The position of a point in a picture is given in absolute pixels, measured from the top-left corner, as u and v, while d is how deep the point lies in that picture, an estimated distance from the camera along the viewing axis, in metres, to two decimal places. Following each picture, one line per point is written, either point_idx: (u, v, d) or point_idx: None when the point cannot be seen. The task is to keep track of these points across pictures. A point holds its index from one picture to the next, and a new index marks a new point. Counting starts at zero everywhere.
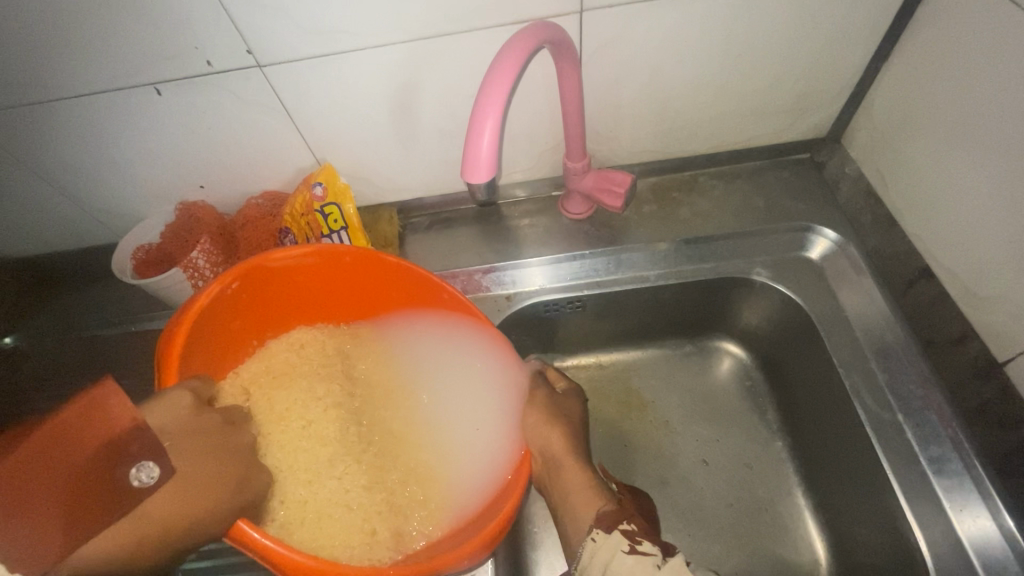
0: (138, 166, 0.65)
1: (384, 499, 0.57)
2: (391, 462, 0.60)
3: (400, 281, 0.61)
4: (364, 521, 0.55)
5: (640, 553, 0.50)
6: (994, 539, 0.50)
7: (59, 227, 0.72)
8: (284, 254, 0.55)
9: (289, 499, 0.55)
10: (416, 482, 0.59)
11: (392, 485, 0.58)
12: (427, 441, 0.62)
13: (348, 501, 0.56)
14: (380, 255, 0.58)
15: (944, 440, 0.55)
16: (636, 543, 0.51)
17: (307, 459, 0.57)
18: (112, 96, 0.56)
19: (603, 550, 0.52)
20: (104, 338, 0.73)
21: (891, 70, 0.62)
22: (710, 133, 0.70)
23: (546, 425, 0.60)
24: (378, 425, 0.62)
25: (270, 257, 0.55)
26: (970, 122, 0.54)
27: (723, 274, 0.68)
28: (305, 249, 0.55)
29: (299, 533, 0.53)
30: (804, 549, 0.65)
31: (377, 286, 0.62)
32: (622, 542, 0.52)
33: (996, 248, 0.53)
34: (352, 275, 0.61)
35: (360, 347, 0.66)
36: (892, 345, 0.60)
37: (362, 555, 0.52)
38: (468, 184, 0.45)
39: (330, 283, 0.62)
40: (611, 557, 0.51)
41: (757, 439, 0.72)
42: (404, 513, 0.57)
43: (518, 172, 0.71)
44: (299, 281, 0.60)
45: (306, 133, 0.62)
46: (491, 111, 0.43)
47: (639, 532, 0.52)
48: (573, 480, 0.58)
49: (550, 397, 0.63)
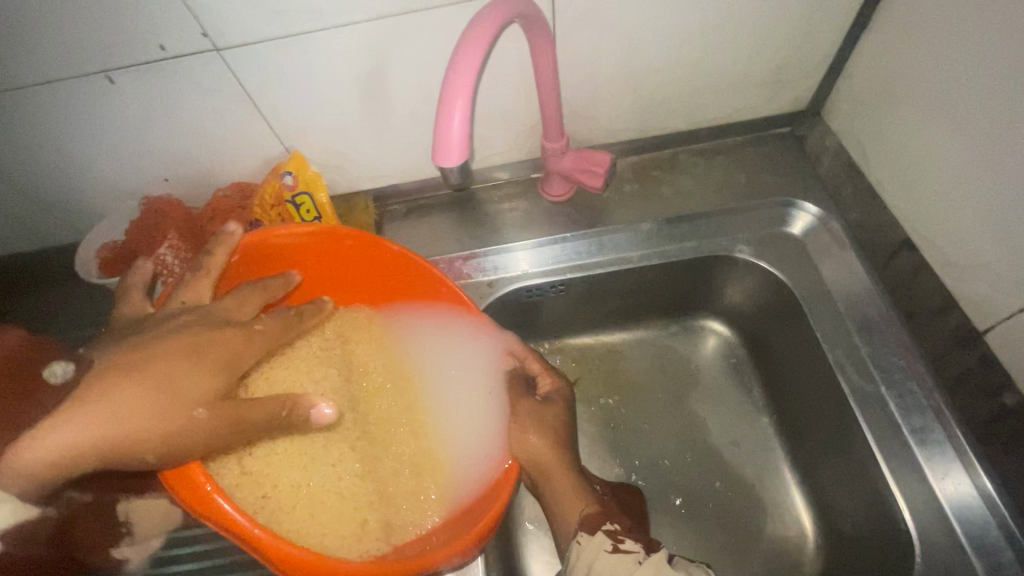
0: (95, 161, 0.62)
1: (377, 488, 0.57)
2: (387, 451, 0.59)
3: (399, 269, 0.60)
4: (357, 511, 0.55)
5: (622, 552, 0.51)
6: (974, 502, 0.51)
7: (16, 227, 0.69)
8: (285, 231, 0.55)
9: (281, 483, 0.55)
10: (408, 473, 0.59)
11: (384, 474, 0.58)
12: (421, 431, 0.61)
13: (341, 489, 0.56)
14: (384, 242, 0.56)
15: (926, 410, 0.55)
16: (619, 543, 0.51)
17: (302, 446, 0.57)
18: (61, 87, 0.53)
19: (587, 551, 0.52)
20: (74, 341, 0.71)
21: (870, 39, 0.61)
22: (690, 109, 0.68)
23: (525, 432, 0.58)
24: (374, 412, 0.61)
25: (275, 233, 0.55)
26: (951, 89, 0.53)
27: (705, 252, 0.67)
28: (309, 227, 0.54)
29: (289, 520, 0.53)
30: (791, 523, 0.65)
31: (376, 270, 0.61)
32: (605, 541, 0.52)
33: (976, 218, 0.53)
34: (347, 259, 0.60)
35: (360, 329, 0.64)
36: (874, 317, 0.60)
37: (350, 546, 0.52)
38: (440, 168, 0.44)
39: (325, 264, 0.60)
40: (595, 557, 0.51)
41: (743, 416, 0.72)
42: (393, 504, 0.56)
43: (496, 155, 0.69)
44: (296, 260, 0.58)
45: (272, 120, 0.59)
46: (461, 90, 0.41)
47: (622, 531, 0.53)
48: (559, 483, 0.57)
49: (536, 404, 0.60)
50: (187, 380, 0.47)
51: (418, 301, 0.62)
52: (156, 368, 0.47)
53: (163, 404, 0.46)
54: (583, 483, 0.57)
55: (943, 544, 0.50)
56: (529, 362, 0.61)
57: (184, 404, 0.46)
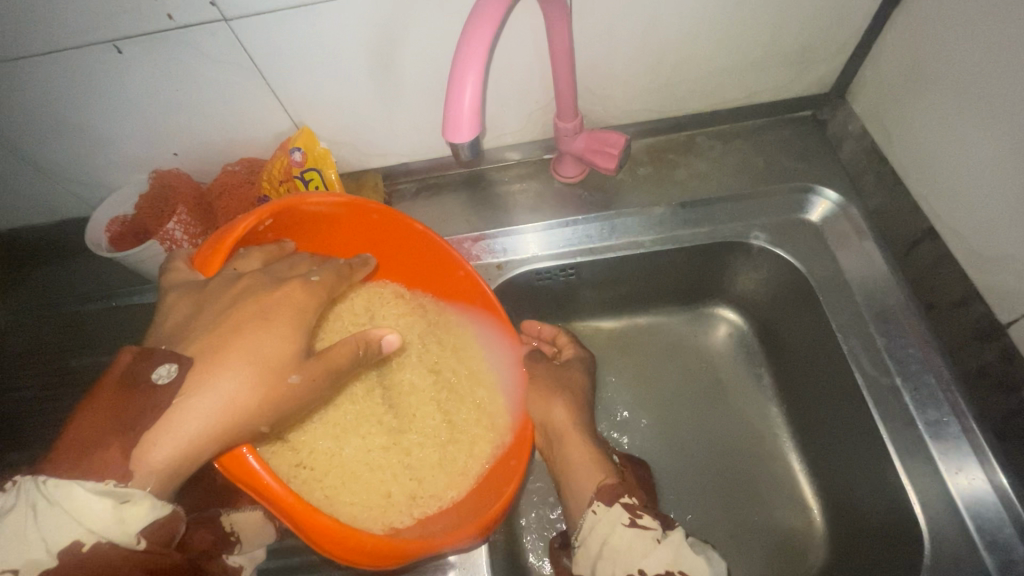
0: (107, 133, 0.61)
1: (400, 461, 0.57)
2: (410, 425, 0.59)
3: (423, 247, 0.59)
4: (383, 483, 0.55)
5: (640, 527, 0.51)
6: (988, 498, 0.50)
7: (31, 199, 0.70)
8: (319, 198, 0.53)
9: (314, 451, 0.54)
10: (432, 446, 0.58)
11: (408, 446, 0.58)
12: (451, 406, 0.61)
13: (371, 460, 0.56)
14: (408, 220, 0.56)
15: (943, 403, 0.54)
16: (637, 518, 0.52)
17: (335, 416, 0.57)
18: (70, 56, 0.52)
19: (603, 523, 0.52)
20: (86, 314, 0.72)
21: (901, 18, 0.58)
22: (709, 89, 0.66)
23: (545, 397, 0.61)
24: (402, 385, 0.61)
25: (305, 200, 0.52)
26: (985, 72, 0.50)
27: (720, 238, 0.66)
28: (338, 197, 0.53)
29: (321, 490, 0.53)
30: (799, 513, 0.65)
31: (401, 244, 0.60)
32: (623, 515, 0.52)
33: (1003, 207, 0.51)
34: (379, 233, 0.60)
35: (384, 304, 0.63)
36: (893, 308, 0.59)
37: (378, 518, 0.52)
38: (451, 144, 0.43)
39: (352, 234, 0.60)
40: (611, 530, 0.52)
41: (753, 405, 0.71)
42: (417, 476, 0.56)
43: (508, 134, 0.68)
44: (323, 227, 0.58)
45: (281, 95, 0.58)
46: (473, 63, 0.40)
47: (640, 507, 0.53)
48: (576, 453, 0.58)
49: (549, 371, 0.65)
50: (273, 349, 0.45)
51: (459, 292, 0.62)
52: (243, 346, 0.44)
53: (260, 380, 0.43)
54: (599, 456, 0.58)
55: (953, 536, 0.49)
56: (558, 338, 0.69)
57: (277, 372, 0.44)
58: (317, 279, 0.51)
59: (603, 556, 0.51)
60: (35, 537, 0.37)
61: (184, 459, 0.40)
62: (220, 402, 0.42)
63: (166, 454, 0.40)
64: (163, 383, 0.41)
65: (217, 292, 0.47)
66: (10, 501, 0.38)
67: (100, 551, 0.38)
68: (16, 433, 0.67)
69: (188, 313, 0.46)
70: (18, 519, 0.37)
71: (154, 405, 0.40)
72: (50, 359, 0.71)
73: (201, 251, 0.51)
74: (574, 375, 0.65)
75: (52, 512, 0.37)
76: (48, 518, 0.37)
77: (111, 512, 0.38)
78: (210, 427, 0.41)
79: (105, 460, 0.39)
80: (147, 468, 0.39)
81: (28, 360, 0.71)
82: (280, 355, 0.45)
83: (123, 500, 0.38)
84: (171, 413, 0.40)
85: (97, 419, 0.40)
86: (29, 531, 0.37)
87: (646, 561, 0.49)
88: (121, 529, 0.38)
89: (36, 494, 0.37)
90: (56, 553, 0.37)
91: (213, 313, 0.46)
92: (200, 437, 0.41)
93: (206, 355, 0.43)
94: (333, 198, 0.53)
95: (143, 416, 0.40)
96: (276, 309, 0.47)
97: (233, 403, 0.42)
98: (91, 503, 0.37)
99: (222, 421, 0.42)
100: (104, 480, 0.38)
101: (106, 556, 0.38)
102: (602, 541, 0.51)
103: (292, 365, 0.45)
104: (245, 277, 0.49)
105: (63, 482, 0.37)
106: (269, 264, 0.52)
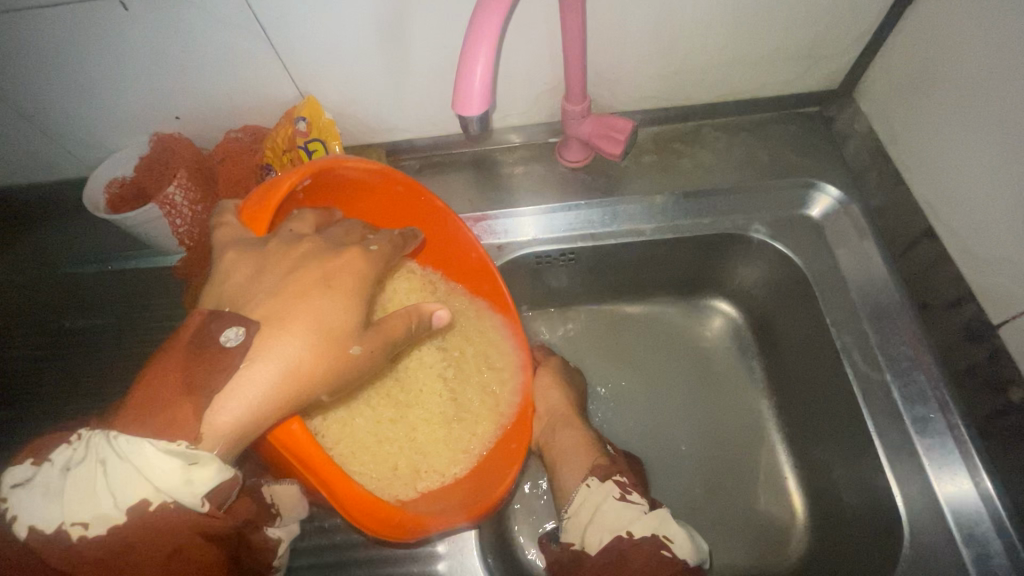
0: (109, 93, 0.60)
1: (407, 435, 0.57)
2: (417, 401, 0.60)
3: (444, 224, 0.59)
4: (390, 456, 0.55)
5: (628, 501, 0.55)
6: (970, 496, 0.51)
7: (28, 158, 0.69)
8: (355, 163, 0.51)
9: (328, 420, 0.55)
10: (437, 423, 0.59)
11: (415, 422, 0.59)
12: (457, 385, 0.61)
13: (379, 432, 0.56)
14: (433, 198, 0.56)
15: (931, 401, 0.55)
16: (627, 493, 0.56)
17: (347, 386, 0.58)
18: (73, 9, 0.51)
19: (595, 494, 0.57)
20: (82, 276, 0.72)
21: (913, 16, 0.58)
22: (718, 79, 0.66)
23: (551, 385, 0.67)
24: (410, 360, 0.61)
25: (342, 163, 0.51)
26: (993, 74, 0.50)
27: (720, 230, 0.66)
28: (374, 165, 0.52)
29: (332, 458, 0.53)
30: (782, 504, 0.66)
31: (421, 220, 0.60)
32: (614, 489, 0.56)
33: (1003, 210, 0.52)
34: (402, 205, 0.59)
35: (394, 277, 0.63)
36: (887, 306, 0.59)
37: (383, 489, 0.53)
38: (460, 117, 0.43)
39: (374, 204, 0.59)
40: (603, 500, 0.56)
41: (744, 396, 0.72)
42: (421, 451, 0.57)
43: (514, 115, 0.67)
44: (349, 194, 0.57)
45: (288, 63, 0.58)
46: (486, 36, 0.40)
47: (631, 484, 0.57)
48: (567, 439, 0.63)
49: (560, 364, 0.70)
50: (333, 317, 0.43)
51: (470, 274, 0.62)
52: (303, 312, 0.42)
53: (322, 347, 0.42)
54: (591, 439, 0.62)
55: (933, 531, 0.50)
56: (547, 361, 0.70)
57: (339, 342, 0.43)
58: (374, 250, 0.50)
59: (593, 522, 0.55)
60: (105, 493, 0.37)
61: (248, 425, 0.39)
62: (283, 368, 0.40)
63: (229, 420, 0.38)
64: (232, 346, 0.39)
65: (279, 256, 0.45)
66: (80, 455, 0.38)
67: (166, 511, 0.38)
68: (7, 391, 0.67)
69: (246, 279, 0.44)
70: (89, 472, 0.37)
71: (223, 367, 0.39)
72: (45, 320, 0.71)
73: (246, 208, 0.49)
74: (578, 377, 0.70)
75: (122, 468, 0.37)
76: (119, 472, 0.37)
77: (180, 473, 0.37)
78: (274, 394, 0.40)
79: (177, 418, 0.38)
80: (214, 432, 0.38)
81: (25, 319, 0.71)
82: (337, 326, 0.43)
83: (192, 461, 0.38)
84: (239, 377, 0.39)
85: (169, 380, 0.39)
86: (99, 486, 0.37)
87: (634, 524, 0.53)
88: (188, 490, 0.37)
89: (107, 450, 0.37)
90: (125, 510, 0.37)
91: (273, 279, 0.44)
92: (258, 404, 0.39)
93: (273, 320, 0.41)
94: (369, 165, 0.52)
95: (211, 380, 0.38)
96: (336, 275, 0.45)
97: (297, 368, 0.41)
98: (161, 462, 0.37)
99: (286, 387, 0.40)
100: (176, 439, 0.38)
101: (171, 515, 0.38)
102: (593, 510, 0.56)
103: (348, 338, 0.43)
104: (300, 241, 0.47)
105: (135, 437, 0.38)
106: (319, 229, 0.51)
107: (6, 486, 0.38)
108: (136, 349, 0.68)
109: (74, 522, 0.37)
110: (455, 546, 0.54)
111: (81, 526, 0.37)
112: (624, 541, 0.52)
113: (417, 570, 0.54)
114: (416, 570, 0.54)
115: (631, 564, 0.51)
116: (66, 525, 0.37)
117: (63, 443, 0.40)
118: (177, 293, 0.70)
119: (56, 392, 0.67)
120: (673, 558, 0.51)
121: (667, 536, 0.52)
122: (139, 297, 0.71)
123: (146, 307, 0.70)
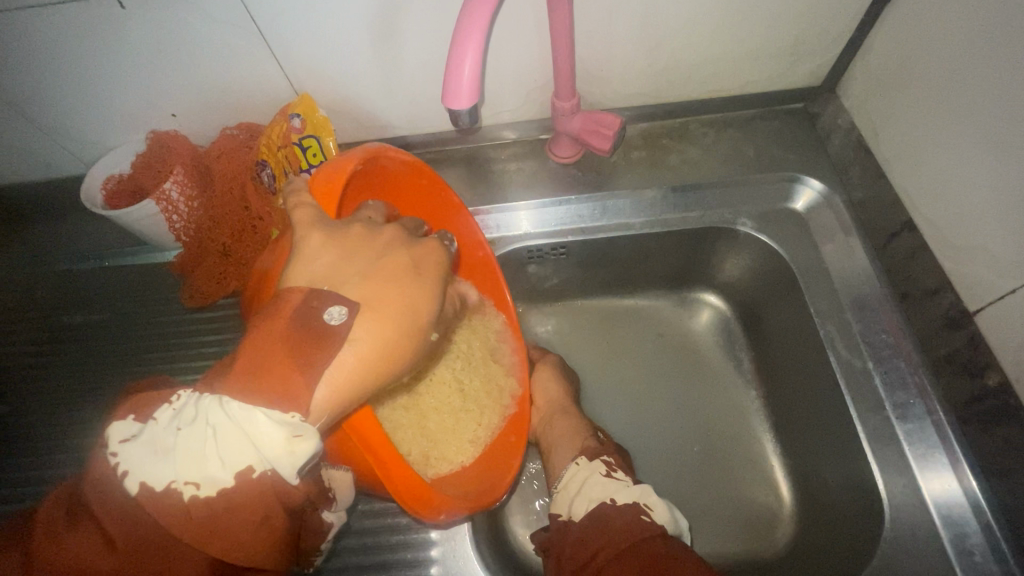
0: (109, 91, 0.61)
1: (418, 421, 0.59)
2: (427, 389, 0.61)
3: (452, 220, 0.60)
4: (410, 441, 0.57)
5: (612, 477, 0.57)
6: (946, 478, 0.53)
7: (27, 155, 0.70)
8: (395, 154, 0.52)
9: None
10: (447, 412, 0.60)
11: (427, 410, 0.60)
12: (465, 375, 0.62)
13: (395, 418, 0.58)
14: (450, 194, 0.58)
15: (911, 387, 0.57)
16: (613, 470, 0.58)
17: None
18: (70, 8, 0.51)
19: (583, 471, 0.59)
20: (84, 272, 0.74)
21: (892, 13, 0.59)
22: (703, 76, 0.67)
23: (547, 381, 0.68)
24: None
25: (385, 154, 0.51)
26: (967, 68, 0.52)
27: (708, 223, 0.67)
28: (411, 158, 0.53)
29: None
30: (769, 490, 0.67)
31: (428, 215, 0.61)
32: (600, 468, 0.58)
33: (978, 199, 0.53)
34: (414, 199, 0.60)
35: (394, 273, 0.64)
36: (869, 296, 0.61)
37: None
38: (450, 111, 0.44)
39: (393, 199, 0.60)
40: (588, 477, 0.58)
41: (731, 388, 0.73)
42: (431, 439, 0.58)
43: (505, 112, 0.69)
44: (374, 185, 0.56)
45: (282, 59, 0.59)
46: (473, 33, 0.41)
47: (617, 464, 0.59)
48: (559, 429, 0.65)
49: (558, 361, 0.71)
50: (419, 301, 0.43)
51: (471, 273, 0.64)
52: (394, 295, 0.42)
53: (408, 330, 0.42)
54: (581, 425, 0.64)
55: (911, 511, 0.52)
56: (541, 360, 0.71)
57: (424, 326, 0.43)
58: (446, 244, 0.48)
59: (580, 495, 0.56)
60: (214, 456, 0.36)
61: (343, 402, 0.40)
62: (378, 346, 0.40)
63: (328, 391, 0.39)
64: (337, 325, 0.39)
65: (359, 241, 0.43)
66: (188, 417, 0.37)
67: (265, 479, 0.37)
68: (10, 383, 0.68)
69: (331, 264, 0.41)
70: (198, 434, 0.37)
71: (326, 347, 0.38)
72: (46, 315, 0.72)
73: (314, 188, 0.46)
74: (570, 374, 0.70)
75: (232, 431, 0.36)
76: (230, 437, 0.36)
77: (284, 444, 0.36)
78: (363, 373, 0.40)
79: (284, 391, 0.37)
80: (320, 406, 0.39)
81: (25, 313, 0.72)
82: (421, 309, 0.43)
83: (297, 433, 0.37)
84: (340, 355, 0.39)
85: (270, 353, 0.37)
86: (209, 448, 0.36)
87: (619, 494, 0.55)
88: (289, 460, 0.36)
89: (218, 414, 0.36)
90: (234, 474, 0.36)
91: (359, 262, 0.42)
92: (347, 379, 0.39)
93: (374, 303, 0.41)
94: (407, 157, 0.53)
95: (315, 361, 0.38)
96: (420, 261, 0.45)
97: (388, 347, 0.41)
98: (271, 430, 0.36)
99: (382, 363, 0.41)
100: (286, 410, 0.37)
101: (271, 483, 0.37)
102: (580, 485, 0.57)
103: (428, 323, 0.43)
104: None
105: (247, 404, 0.36)
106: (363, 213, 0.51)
107: (112, 442, 0.38)
108: (136, 344, 0.69)
109: (186, 481, 0.36)
110: (449, 534, 0.56)
111: (193, 485, 0.36)
112: (607, 507, 0.54)
113: (411, 556, 0.55)
114: (411, 555, 0.55)
115: (612, 527, 0.52)
116: (177, 483, 0.36)
117: (164, 402, 0.40)
118: (173, 291, 0.71)
119: (59, 384, 0.68)
120: (652, 524, 0.51)
121: (647, 503, 0.53)
122: (137, 294, 0.72)
123: (148, 301, 0.71)
